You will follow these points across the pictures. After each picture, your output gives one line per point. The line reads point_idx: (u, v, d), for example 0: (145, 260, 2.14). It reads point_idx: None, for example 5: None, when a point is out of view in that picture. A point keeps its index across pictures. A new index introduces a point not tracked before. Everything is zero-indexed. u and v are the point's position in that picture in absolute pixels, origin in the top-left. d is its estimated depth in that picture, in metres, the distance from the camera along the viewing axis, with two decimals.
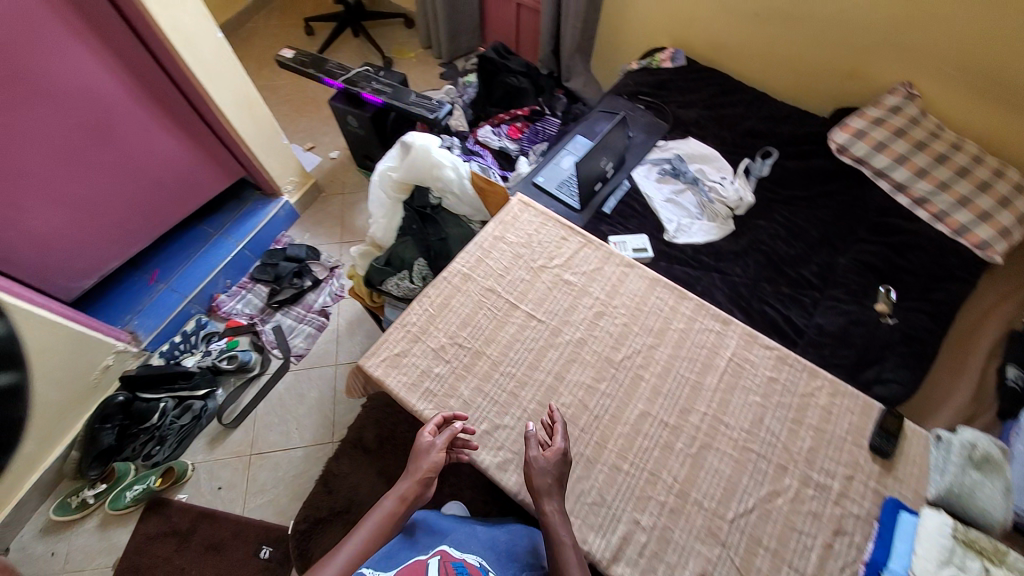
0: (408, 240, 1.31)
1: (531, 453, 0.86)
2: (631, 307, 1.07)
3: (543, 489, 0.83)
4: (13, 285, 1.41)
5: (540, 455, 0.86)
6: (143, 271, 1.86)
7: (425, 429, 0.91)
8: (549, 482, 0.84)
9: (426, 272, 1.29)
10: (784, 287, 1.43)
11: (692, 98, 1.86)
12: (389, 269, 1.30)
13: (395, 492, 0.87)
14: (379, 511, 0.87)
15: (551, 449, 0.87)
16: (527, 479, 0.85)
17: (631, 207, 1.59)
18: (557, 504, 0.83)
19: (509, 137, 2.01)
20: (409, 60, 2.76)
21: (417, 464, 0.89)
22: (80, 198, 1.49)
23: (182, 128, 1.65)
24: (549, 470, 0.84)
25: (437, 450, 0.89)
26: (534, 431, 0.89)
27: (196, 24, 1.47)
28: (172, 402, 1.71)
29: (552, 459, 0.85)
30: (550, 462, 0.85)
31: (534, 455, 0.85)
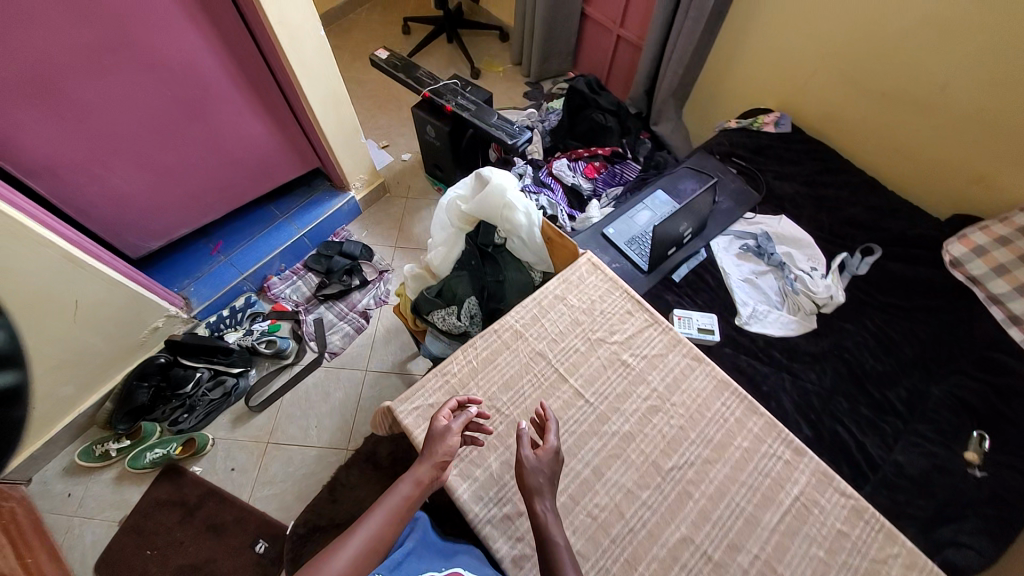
0: (464, 275, 1.26)
1: (523, 450, 0.84)
2: (691, 409, 0.97)
3: (535, 489, 0.81)
4: (87, 243, 1.45)
5: (532, 453, 0.85)
6: (208, 240, 1.92)
7: (440, 415, 0.89)
8: (541, 481, 0.83)
9: (475, 312, 1.24)
10: (863, 408, 1.29)
11: (794, 170, 1.71)
12: (438, 301, 1.25)
13: (410, 478, 0.84)
14: (395, 495, 0.83)
15: (541, 447, 0.86)
16: (517, 477, 0.83)
17: (704, 281, 1.47)
18: (548, 502, 0.81)
19: (584, 175, 1.93)
20: (496, 74, 2.74)
21: (433, 448, 0.85)
22: (162, 166, 1.55)
23: (270, 114, 1.69)
24: (540, 469, 0.83)
25: (454, 434, 0.87)
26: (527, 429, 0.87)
27: (302, 20, 1.48)
28: (207, 372, 1.74)
29: (544, 456, 0.85)
30: (543, 459, 0.84)
31: (525, 453, 0.84)
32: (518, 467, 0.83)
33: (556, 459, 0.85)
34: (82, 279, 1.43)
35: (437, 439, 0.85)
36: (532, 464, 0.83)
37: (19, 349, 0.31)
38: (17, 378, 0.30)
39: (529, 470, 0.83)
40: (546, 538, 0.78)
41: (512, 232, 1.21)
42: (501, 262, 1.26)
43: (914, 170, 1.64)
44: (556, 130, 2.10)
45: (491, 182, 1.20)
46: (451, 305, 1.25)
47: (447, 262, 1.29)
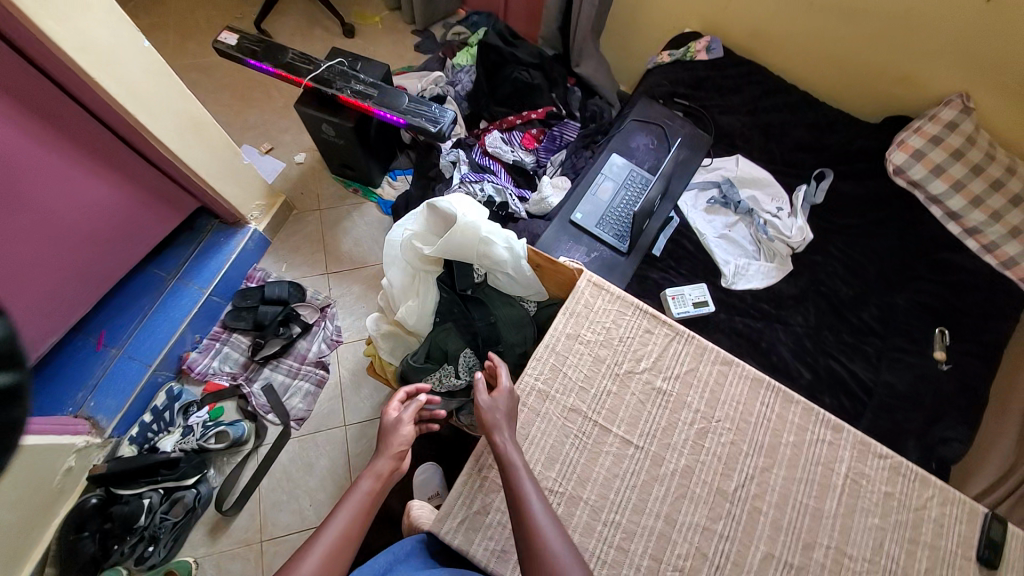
0: (448, 328, 1.10)
1: (479, 396, 0.87)
2: (736, 419, 0.95)
3: (492, 425, 0.84)
4: None
5: (487, 395, 0.87)
6: (87, 332, 1.48)
7: (390, 409, 0.98)
8: (498, 417, 0.86)
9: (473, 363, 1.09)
10: (846, 334, 1.39)
11: (735, 102, 1.63)
12: (428, 364, 1.10)
13: (369, 473, 0.89)
14: (356, 493, 0.86)
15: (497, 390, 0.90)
16: (477, 421, 0.86)
17: (682, 246, 1.43)
18: (507, 435, 0.85)
19: (523, 147, 1.73)
20: (374, 26, 2.25)
21: (388, 441, 0.93)
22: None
23: (112, 165, 1.25)
24: (497, 405, 0.87)
25: (406, 423, 0.95)
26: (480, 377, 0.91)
27: (110, 31, 1.07)
28: (158, 495, 1.41)
29: (501, 395, 0.88)
30: (500, 399, 0.88)
31: (481, 396, 0.87)
32: (478, 416, 0.86)
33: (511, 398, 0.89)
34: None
35: (390, 430, 0.93)
36: (491, 404, 0.87)
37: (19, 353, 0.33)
38: (20, 375, 0.32)
39: (491, 413, 0.86)
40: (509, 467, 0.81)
41: (495, 268, 1.08)
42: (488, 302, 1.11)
43: (847, 81, 1.61)
44: (475, 94, 1.81)
45: (458, 217, 1.02)
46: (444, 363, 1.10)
47: (422, 314, 1.10)
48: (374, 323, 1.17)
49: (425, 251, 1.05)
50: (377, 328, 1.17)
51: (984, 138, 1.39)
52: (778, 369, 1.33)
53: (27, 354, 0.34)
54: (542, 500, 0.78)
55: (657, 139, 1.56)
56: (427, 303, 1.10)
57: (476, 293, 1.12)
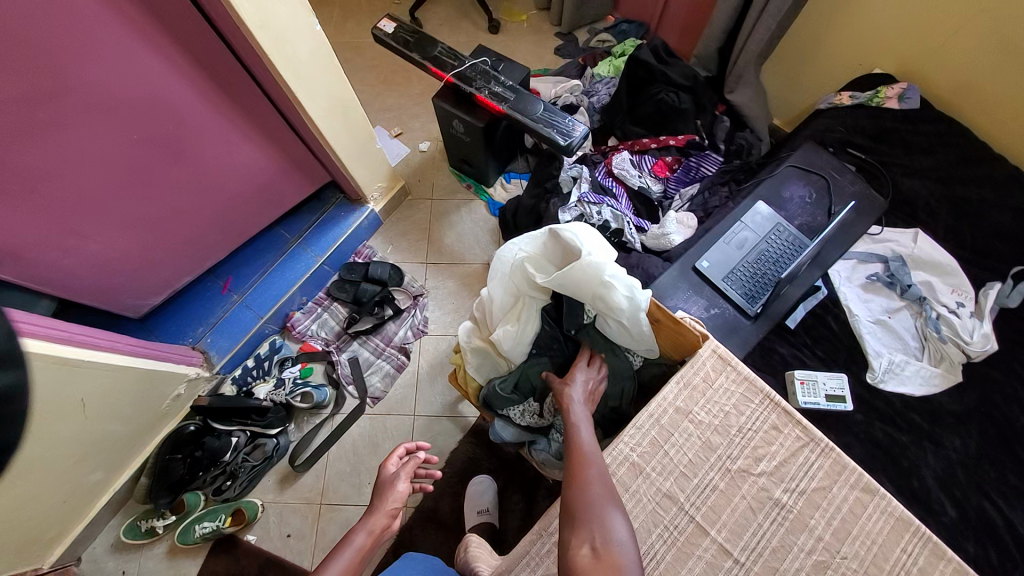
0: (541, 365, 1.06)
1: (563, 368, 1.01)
2: (867, 561, 0.77)
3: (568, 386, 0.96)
4: (67, 332, 1.16)
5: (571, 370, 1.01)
6: (216, 277, 1.63)
7: (387, 463, 1.08)
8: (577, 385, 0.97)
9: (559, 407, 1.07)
10: (1011, 475, 1.09)
11: (925, 162, 1.36)
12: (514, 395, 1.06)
13: (364, 529, 0.96)
14: (349, 547, 0.93)
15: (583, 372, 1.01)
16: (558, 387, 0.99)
17: (826, 326, 1.23)
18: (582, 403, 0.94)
19: (653, 174, 1.60)
20: (519, 25, 2.22)
21: (383, 498, 1.02)
22: (148, 218, 1.25)
23: (266, 134, 1.35)
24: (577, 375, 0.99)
25: (401, 480, 1.06)
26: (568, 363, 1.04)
27: (290, 15, 1.12)
28: (245, 436, 1.56)
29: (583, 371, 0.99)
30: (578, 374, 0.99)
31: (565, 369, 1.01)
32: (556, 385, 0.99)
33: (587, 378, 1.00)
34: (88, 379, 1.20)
35: (387, 485, 1.03)
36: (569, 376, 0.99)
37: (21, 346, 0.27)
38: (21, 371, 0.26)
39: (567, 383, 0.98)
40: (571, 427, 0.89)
41: (610, 315, 0.96)
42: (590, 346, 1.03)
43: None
44: (613, 109, 1.70)
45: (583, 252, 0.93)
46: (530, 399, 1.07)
47: (518, 340, 1.03)
48: (466, 332, 1.14)
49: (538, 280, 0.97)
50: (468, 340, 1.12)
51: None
52: (917, 497, 1.09)
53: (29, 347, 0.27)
54: (596, 458, 0.82)
55: (817, 193, 1.37)
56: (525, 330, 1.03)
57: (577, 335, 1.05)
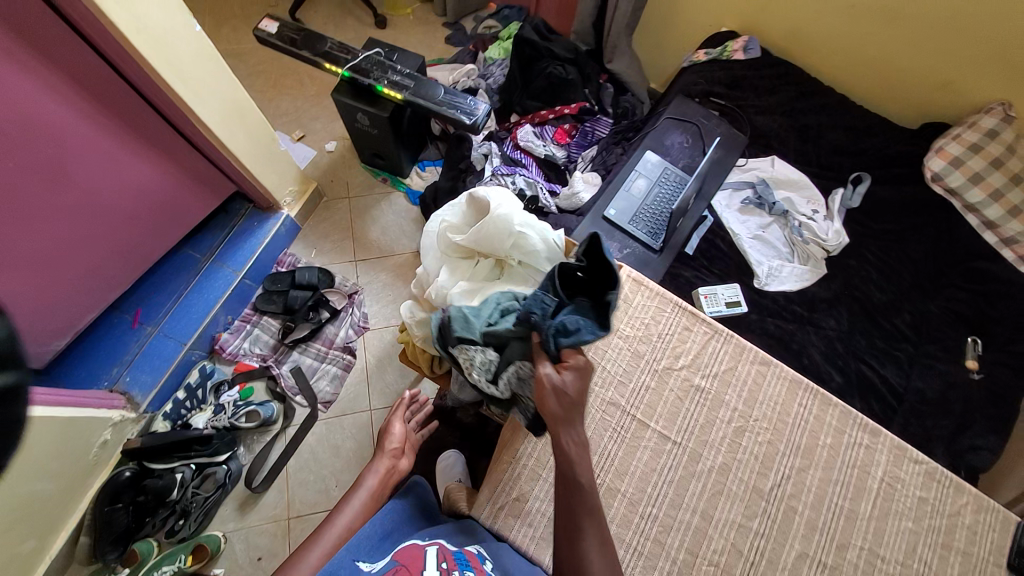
0: (528, 323, 0.84)
1: (543, 370, 0.78)
2: (775, 419, 0.95)
3: (558, 417, 0.76)
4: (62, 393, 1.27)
5: (555, 374, 0.78)
6: (123, 310, 1.52)
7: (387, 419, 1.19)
8: (563, 405, 0.77)
9: (515, 375, 0.86)
10: (877, 340, 1.37)
11: (770, 101, 1.62)
12: (475, 333, 0.91)
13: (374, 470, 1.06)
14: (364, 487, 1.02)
15: (565, 367, 0.80)
16: (538, 400, 0.78)
17: (716, 246, 1.44)
18: (572, 435, 0.76)
19: (555, 141, 1.74)
20: (405, 17, 2.25)
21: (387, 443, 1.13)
22: (34, 255, 1.14)
23: (158, 148, 1.28)
24: (564, 388, 0.78)
25: (397, 424, 1.17)
26: (547, 360, 0.79)
27: (169, 20, 1.09)
28: (190, 470, 1.45)
29: (570, 378, 0.78)
30: (568, 381, 0.78)
31: (546, 373, 0.78)
32: (540, 391, 0.77)
33: (581, 383, 0.78)
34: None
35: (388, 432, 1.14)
36: (554, 384, 0.78)
37: (21, 348, 0.32)
38: (22, 373, 0.31)
39: (552, 396, 0.77)
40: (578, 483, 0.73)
41: (529, 262, 1.07)
42: (582, 338, 0.78)
43: (898, 97, 1.55)
44: (508, 88, 1.82)
45: (492, 207, 1.04)
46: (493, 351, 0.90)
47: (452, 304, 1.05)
48: (411, 309, 1.17)
49: (459, 240, 1.07)
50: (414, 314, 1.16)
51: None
52: (810, 372, 1.32)
53: (29, 353, 0.32)
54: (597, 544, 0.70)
55: (692, 138, 1.58)
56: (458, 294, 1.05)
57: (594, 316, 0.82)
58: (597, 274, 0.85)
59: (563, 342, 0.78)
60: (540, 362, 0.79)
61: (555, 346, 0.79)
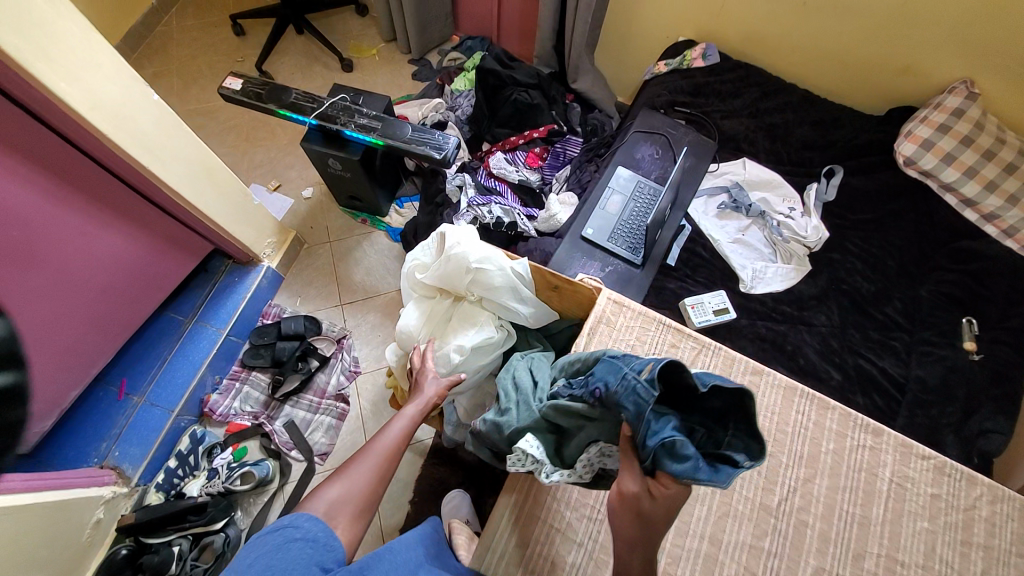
0: (617, 409, 0.72)
1: (626, 485, 0.67)
2: (773, 429, 0.93)
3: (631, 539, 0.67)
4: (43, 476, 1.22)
5: (642, 493, 0.66)
6: (108, 383, 1.49)
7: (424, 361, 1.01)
8: (637, 530, 0.67)
9: (603, 452, 0.79)
10: (871, 331, 1.35)
11: (735, 104, 1.63)
12: (524, 423, 0.83)
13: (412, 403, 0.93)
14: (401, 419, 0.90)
15: (658, 486, 0.66)
16: (614, 510, 0.69)
17: (697, 254, 1.44)
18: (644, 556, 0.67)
19: (527, 166, 1.75)
20: (371, 59, 2.29)
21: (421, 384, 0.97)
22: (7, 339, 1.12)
23: (129, 218, 1.28)
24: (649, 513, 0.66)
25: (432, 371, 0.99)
26: (630, 470, 0.68)
27: (125, 91, 1.10)
28: (187, 541, 1.39)
29: (658, 502, 0.65)
30: (658, 506, 0.66)
31: (629, 487, 0.67)
32: (617, 504, 0.68)
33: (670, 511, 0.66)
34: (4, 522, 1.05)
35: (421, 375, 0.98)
36: (637, 506, 0.66)
37: None
38: None
39: (634, 518, 0.67)
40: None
41: (491, 296, 1.06)
42: (694, 467, 0.63)
43: (865, 88, 1.56)
44: (477, 118, 1.84)
45: (448, 245, 1.04)
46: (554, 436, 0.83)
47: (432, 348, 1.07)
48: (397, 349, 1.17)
49: (422, 279, 1.09)
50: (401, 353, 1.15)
51: (992, 123, 1.37)
52: (806, 372, 1.30)
53: None
54: None
55: (661, 149, 1.58)
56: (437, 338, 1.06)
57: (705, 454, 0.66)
58: (721, 409, 0.68)
59: (665, 466, 0.64)
60: (628, 472, 0.68)
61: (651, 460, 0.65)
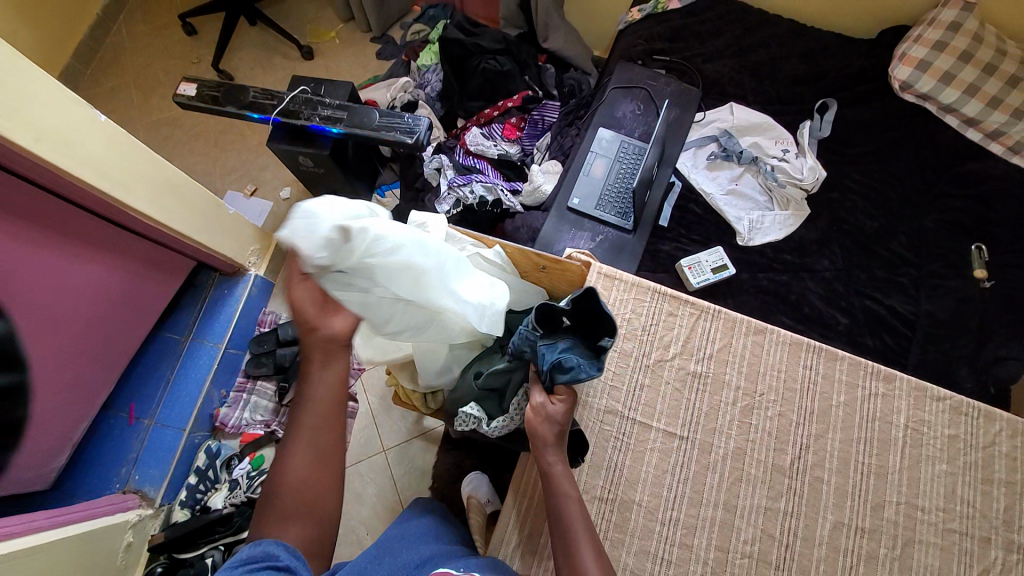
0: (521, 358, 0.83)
1: (536, 398, 0.76)
2: (781, 388, 0.91)
3: (544, 442, 0.74)
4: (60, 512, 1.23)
5: (550, 402, 0.76)
6: (117, 409, 1.50)
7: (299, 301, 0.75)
8: (553, 432, 0.75)
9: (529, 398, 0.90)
10: (877, 271, 1.30)
11: (717, 45, 1.53)
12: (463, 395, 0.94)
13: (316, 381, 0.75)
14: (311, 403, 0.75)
15: (557, 392, 0.76)
16: (528, 426, 0.76)
17: (690, 212, 1.38)
18: (558, 456, 0.75)
19: (505, 138, 1.67)
20: (331, 42, 2.17)
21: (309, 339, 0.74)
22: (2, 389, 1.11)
23: (102, 248, 1.24)
24: (556, 418, 0.75)
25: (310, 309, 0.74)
26: (535, 386, 0.77)
27: (69, 118, 1.04)
28: (220, 552, 1.40)
29: (562, 403, 0.75)
30: (560, 410, 0.75)
31: (538, 400, 0.76)
32: (528, 421, 0.76)
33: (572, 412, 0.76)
34: (37, 562, 1.04)
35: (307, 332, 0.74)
36: (544, 411, 0.76)
37: None
38: None
39: (545, 422, 0.75)
40: (553, 493, 0.73)
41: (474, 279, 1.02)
42: (579, 372, 0.74)
43: (853, 11, 1.44)
44: (447, 94, 1.75)
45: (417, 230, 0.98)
46: (493, 395, 0.92)
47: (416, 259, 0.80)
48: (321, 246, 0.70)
49: None
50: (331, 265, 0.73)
51: (991, 34, 1.27)
52: (812, 321, 1.27)
53: None
54: None
55: (643, 103, 1.50)
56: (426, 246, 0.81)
57: (588, 353, 0.78)
58: (590, 312, 0.78)
59: (558, 380, 0.75)
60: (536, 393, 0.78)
61: (548, 379, 0.76)
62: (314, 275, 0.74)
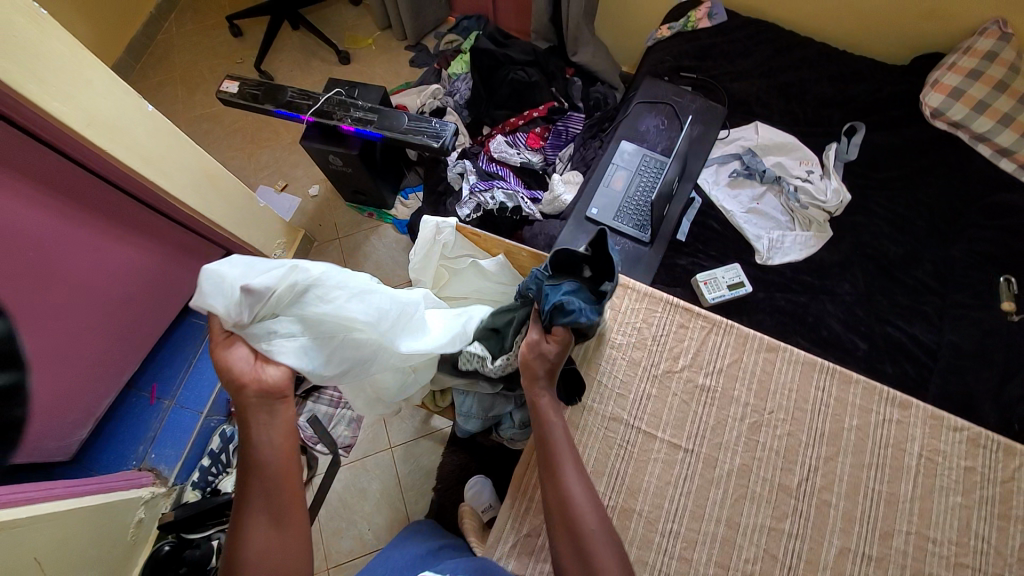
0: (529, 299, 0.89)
1: (532, 334, 0.82)
2: (791, 408, 0.90)
3: (535, 379, 0.81)
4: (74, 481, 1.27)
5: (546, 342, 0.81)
6: (140, 388, 1.56)
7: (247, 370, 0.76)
8: (543, 370, 0.81)
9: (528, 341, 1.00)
10: (901, 297, 1.27)
11: (745, 64, 1.53)
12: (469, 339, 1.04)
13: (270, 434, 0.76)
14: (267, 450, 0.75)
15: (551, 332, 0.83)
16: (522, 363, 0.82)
17: (709, 227, 1.38)
18: (548, 393, 0.81)
19: (529, 147, 1.70)
20: (367, 49, 2.25)
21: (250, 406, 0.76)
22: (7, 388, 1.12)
23: (136, 230, 1.30)
24: (547, 356, 0.81)
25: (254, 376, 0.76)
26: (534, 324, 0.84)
27: (118, 105, 1.10)
28: None
29: (556, 343, 0.81)
30: (553, 349, 0.81)
31: (534, 336, 0.82)
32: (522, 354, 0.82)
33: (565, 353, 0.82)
34: (54, 527, 1.07)
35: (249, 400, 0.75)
36: (538, 348, 0.81)
37: None
38: None
39: (538, 360, 0.81)
40: (540, 420, 0.79)
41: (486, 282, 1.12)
42: (579, 317, 0.79)
43: (887, 36, 1.43)
44: (475, 102, 1.79)
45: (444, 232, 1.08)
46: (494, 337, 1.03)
47: (326, 290, 0.82)
48: (232, 301, 0.72)
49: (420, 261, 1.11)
50: (245, 322, 0.75)
51: None
52: (830, 344, 1.24)
53: None
54: (592, 517, 0.70)
55: (667, 118, 1.52)
56: (332, 274, 0.83)
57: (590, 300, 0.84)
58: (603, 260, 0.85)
59: (557, 320, 0.80)
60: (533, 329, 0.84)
61: (548, 320, 0.82)
62: (237, 334, 0.76)
